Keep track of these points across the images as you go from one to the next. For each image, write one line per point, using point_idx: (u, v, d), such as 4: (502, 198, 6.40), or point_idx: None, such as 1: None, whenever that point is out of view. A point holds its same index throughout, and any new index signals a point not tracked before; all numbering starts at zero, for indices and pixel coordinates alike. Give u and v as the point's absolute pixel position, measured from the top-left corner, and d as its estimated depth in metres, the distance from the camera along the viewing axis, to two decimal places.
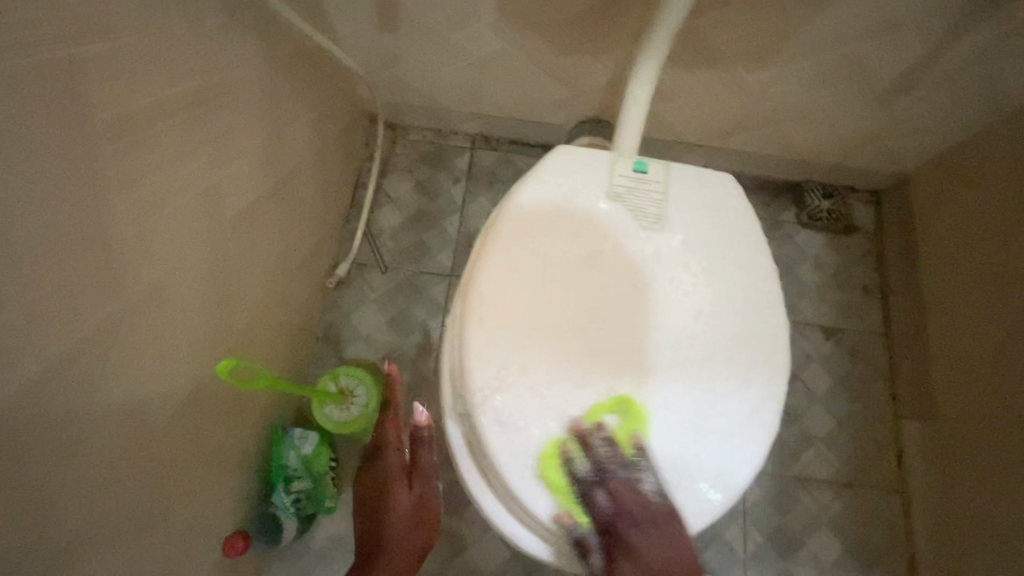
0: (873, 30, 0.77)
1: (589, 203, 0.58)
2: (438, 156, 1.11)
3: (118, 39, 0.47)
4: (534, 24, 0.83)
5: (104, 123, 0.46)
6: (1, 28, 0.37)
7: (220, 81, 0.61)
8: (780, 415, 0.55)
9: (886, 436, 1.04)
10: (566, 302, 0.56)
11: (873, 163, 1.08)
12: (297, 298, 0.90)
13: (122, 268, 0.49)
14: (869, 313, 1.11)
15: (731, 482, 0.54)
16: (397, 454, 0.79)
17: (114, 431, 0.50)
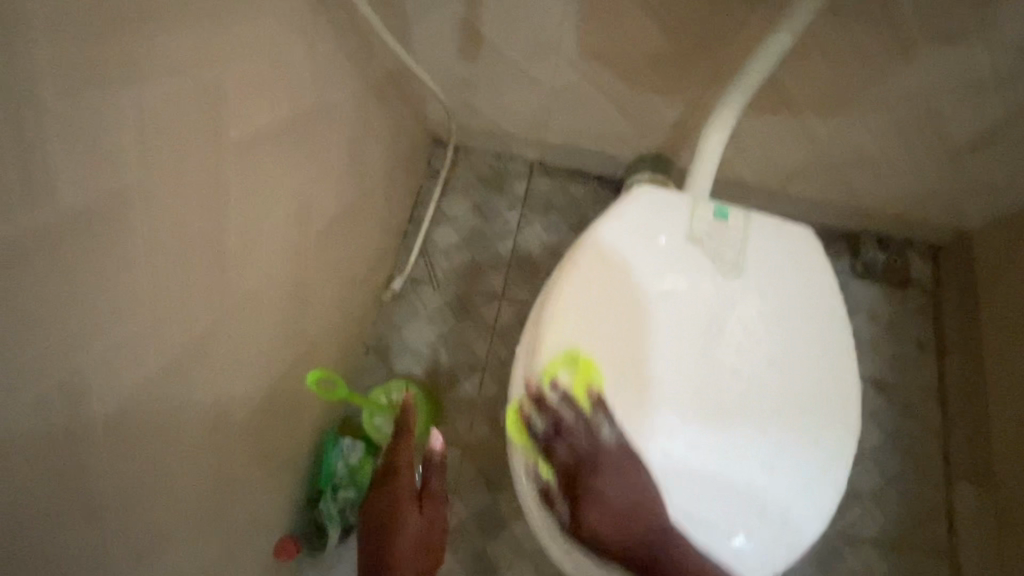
0: (953, 89, 0.78)
1: (668, 246, 0.60)
2: (497, 180, 1.15)
3: (255, 62, 0.51)
4: (611, 62, 0.86)
5: (233, 137, 0.50)
6: (166, 50, 0.41)
7: (324, 101, 0.66)
8: (847, 474, 0.56)
9: (938, 501, 1.00)
10: (640, 343, 0.57)
11: (937, 219, 1.06)
12: (357, 306, 0.94)
13: (225, 269, 0.53)
14: (923, 371, 1.08)
15: (796, 536, 0.55)
16: (408, 478, 0.74)
17: (198, 421, 0.53)
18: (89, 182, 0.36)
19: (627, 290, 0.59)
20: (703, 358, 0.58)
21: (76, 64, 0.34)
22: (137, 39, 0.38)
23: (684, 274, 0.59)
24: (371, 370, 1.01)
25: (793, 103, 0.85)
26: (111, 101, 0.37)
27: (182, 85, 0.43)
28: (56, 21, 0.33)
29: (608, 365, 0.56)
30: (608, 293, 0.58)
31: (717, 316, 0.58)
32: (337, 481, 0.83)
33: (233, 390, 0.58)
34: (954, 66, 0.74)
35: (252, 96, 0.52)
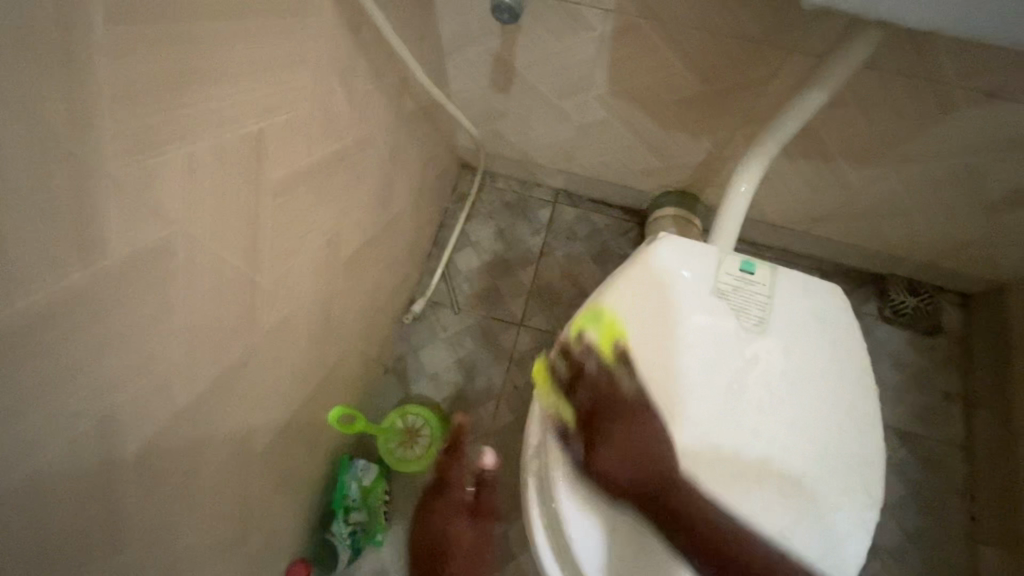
0: (996, 145, 0.75)
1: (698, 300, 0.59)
2: (521, 206, 1.16)
3: (300, 109, 0.53)
4: (642, 103, 0.86)
5: (274, 182, 0.52)
6: (224, 110, 0.43)
7: (360, 138, 0.67)
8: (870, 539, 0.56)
9: (959, 559, 0.97)
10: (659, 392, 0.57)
11: (973, 268, 1.03)
12: (379, 329, 0.95)
13: (257, 308, 0.54)
14: (949, 423, 1.05)
15: None
16: (461, 494, 0.83)
17: (223, 450, 0.54)
18: (142, 235, 0.38)
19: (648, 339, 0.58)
20: (718, 414, 0.57)
21: (141, 125, 0.36)
22: (198, 97, 0.40)
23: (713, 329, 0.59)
24: (388, 390, 1.03)
25: (825, 149, 0.84)
26: (172, 162, 0.39)
27: (231, 135, 0.44)
28: (128, 87, 0.34)
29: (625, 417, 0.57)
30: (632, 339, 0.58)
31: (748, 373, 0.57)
32: (348, 502, 0.84)
33: (256, 420, 0.60)
34: (997, 125, 0.72)
35: (294, 142, 0.53)
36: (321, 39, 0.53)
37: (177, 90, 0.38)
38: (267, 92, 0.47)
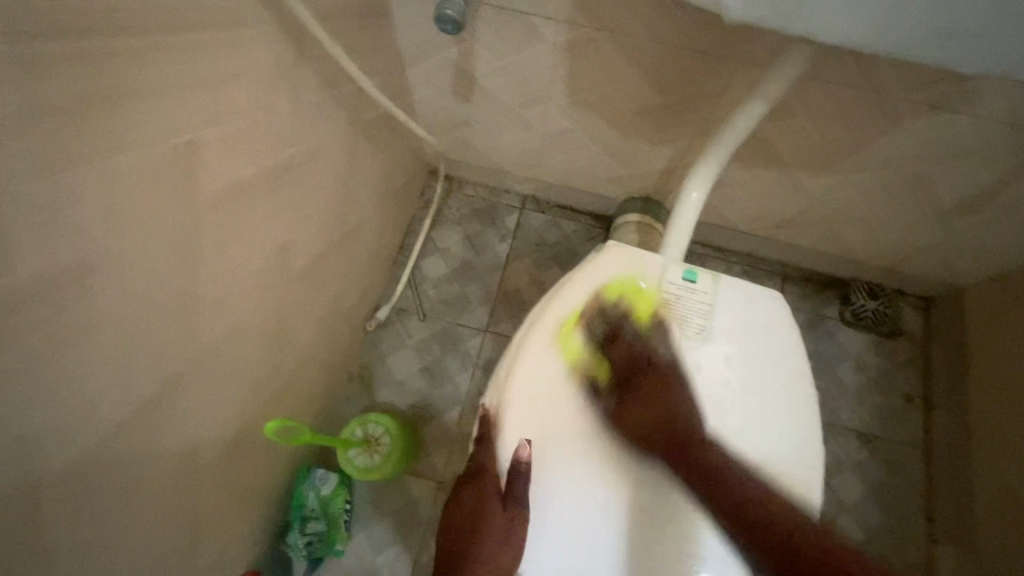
0: (942, 156, 0.77)
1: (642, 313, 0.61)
2: (490, 212, 1.16)
3: (236, 124, 0.52)
4: (600, 112, 0.87)
5: (210, 198, 0.51)
6: (142, 130, 0.42)
7: (310, 148, 0.67)
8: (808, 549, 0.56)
9: (916, 559, 0.98)
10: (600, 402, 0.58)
11: (932, 272, 1.05)
12: (341, 338, 0.95)
13: (198, 323, 0.54)
14: (909, 425, 1.07)
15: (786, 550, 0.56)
16: None
17: (167, 466, 0.54)
18: (58, 254, 0.37)
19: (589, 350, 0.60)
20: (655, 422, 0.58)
21: (45, 148, 0.35)
22: (111, 110, 0.40)
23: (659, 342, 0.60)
24: (354, 398, 1.02)
25: (781, 158, 0.85)
26: (88, 185, 0.39)
27: (156, 149, 0.44)
28: (30, 112, 0.34)
29: (566, 427, 0.58)
30: (579, 356, 0.60)
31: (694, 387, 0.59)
32: (308, 512, 0.84)
33: (202, 435, 0.59)
34: (941, 137, 0.73)
35: (230, 156, 0.53)
36: (257, 52, 0.53)
37: (87, 103, 0.38)
38: (195, 105, 0.47)
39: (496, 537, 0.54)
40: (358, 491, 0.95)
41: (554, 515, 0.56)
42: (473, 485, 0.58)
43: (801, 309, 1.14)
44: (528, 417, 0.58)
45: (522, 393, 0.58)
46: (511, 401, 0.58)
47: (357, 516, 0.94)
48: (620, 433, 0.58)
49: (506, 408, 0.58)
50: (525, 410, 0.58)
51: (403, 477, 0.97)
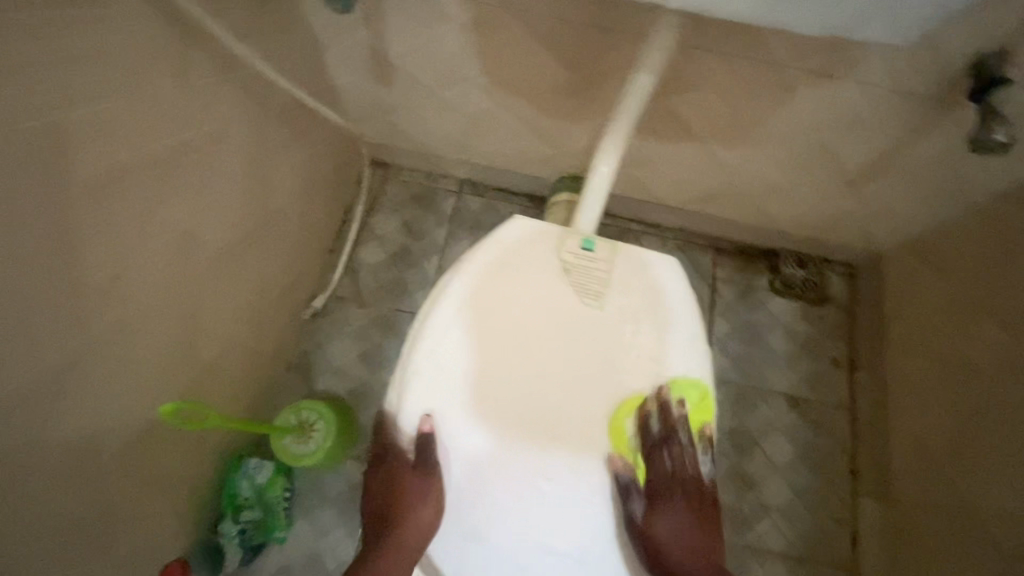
0: (840, 123, 0.79)
1: (672, 464, 0.58)
2: (426, 198, 1.16)
3: (110, 105, 0.52)
4: (517, 90, 0.88)
5: (88, 181, 0.51)
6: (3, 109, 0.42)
7: (207, 131, 0.66)
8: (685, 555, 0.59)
9: (844, 513, 1.03)
10: (504, 370, 0.61)
11: (852, 239, 1.09)
12: (273, 327, 0.94)
13: (87, 309, 0.53)
14: (836, 387, 1.11)
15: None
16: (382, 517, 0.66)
17: (64, 454, 0.54)
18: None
19: (493, 320, 0.61)
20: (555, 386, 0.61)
21: None
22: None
23: (682, 499, 0.57)
24: (293, 387, 1.02)
25: (693, 132, 0.88)
26: None
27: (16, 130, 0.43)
28: None
29: (468, 393, 0.60)
30: (487, 332, 0.61)
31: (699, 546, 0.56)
32: (242, 501, 0.85)
33: (103, 424, 0.58)
34: (835, 103, 0.76)
35: (105, 137, 0.52)
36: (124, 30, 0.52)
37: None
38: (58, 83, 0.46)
39: (410, 497, 0.56)
40: (297, 479, 0.96)
41: (458, 478, 0.58)
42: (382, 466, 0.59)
43: (732, 280, 1.17)
44: (430, 386, 0.60)
45: (423, 367, 0.60)
46: (413, 370, 0.60)
47: (297, 504, 0.95)
48: (520, 398, 0.60)
49: (408, 382, 0.60)
50: (427, 379, 0.60)
51: (343, 463, 0.97)
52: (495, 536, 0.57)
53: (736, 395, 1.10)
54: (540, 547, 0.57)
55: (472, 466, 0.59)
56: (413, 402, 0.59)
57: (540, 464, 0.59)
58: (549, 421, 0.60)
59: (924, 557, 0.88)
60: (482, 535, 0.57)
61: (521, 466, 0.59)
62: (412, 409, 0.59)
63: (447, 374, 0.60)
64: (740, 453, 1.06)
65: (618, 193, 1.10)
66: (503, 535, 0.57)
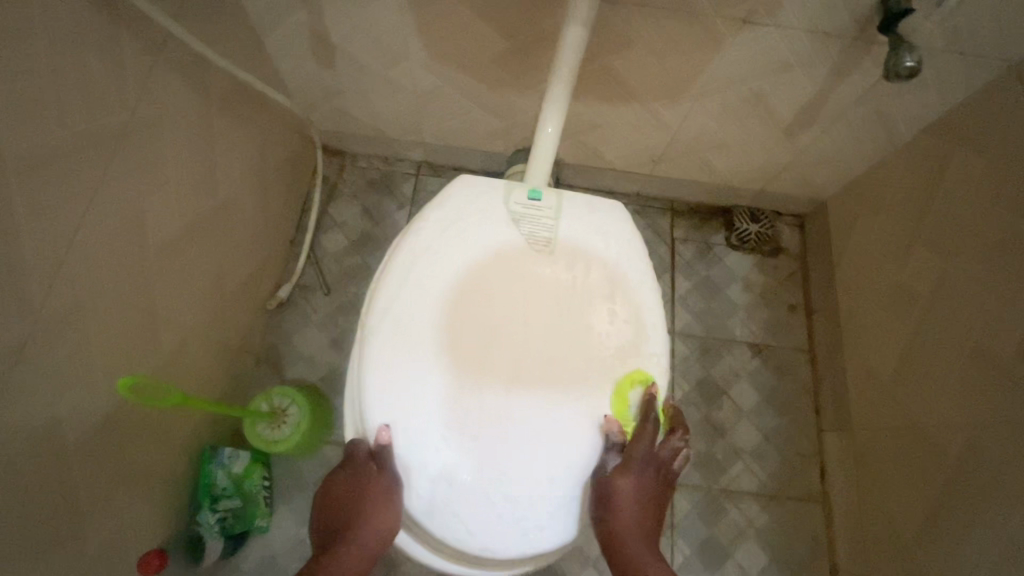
0: (769, 70, 0.83)
1: (656, 446, 0.65)
2: (384, 182, 1.17)
3: (38, 84, 0.52)
4: (459, 64, 0.89)
5: (21, 160, 0.50)
6: None
7: (146, 115, 0.66)
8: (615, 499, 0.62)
9: (810, 448, 1.08)
10: (462, 317, 0.63)
11: (796, 189, 1.14)
12: (235, 318, 0.94)
13: (34, 291, 0.53)
14: (795, 332, 1.16)
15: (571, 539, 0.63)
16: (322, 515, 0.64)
17: (23, 440, 0.53)
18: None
19: (447, 271, 0.65)
20: (511, 328, 0.63)
21: None
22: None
23: (651, 474, 0.64)
24: (264, 379, 1.02)
25: (632, 92, 0.90)
26: None
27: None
28: None
29: (428, 342, 0.63)
30: (443, 283, 0.64)
31: (647, 507, 0.63)
32: (217, 491, 0.85)
33: (62, 411, 0.58)
34: (761, 50, 0.80)
35: (39, 116, 0.52)
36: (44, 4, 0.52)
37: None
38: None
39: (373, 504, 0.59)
40: (275, 467, 0.96)
41: (421, 421, 0.61)
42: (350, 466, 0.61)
43: (688, 240, 1.21)
44: (390, 339, 0.63)
45: (380, 326, 0.63)
46: (373, 325, 0.63)
47: (277, 492, 0.94)
48: (478, 342, 0.63)
49: (369, 336, 0.63)
50: (387, 332, 0.63)
51: (320, 448, 0.98)
52: (460, 476, 0.60)
53: (700, 349, 1.14)
54: (501, 493, 0.60)
55: (434, 409, 0.61)
56: (372, 360, 0.62)
57: (500, 402, 0.61)
58: (505, 361, 0.62)
59: (882, 476, 0.93)
60: (451, 479, 0.60)
61: (481, 405, 0.61)
62: (371, 366, 0.62)
63: (406, 325, 0.63)
64: (708, 403, 1.10)
65: (571, 161, 1.13)
66: (463, 485, 0.60)
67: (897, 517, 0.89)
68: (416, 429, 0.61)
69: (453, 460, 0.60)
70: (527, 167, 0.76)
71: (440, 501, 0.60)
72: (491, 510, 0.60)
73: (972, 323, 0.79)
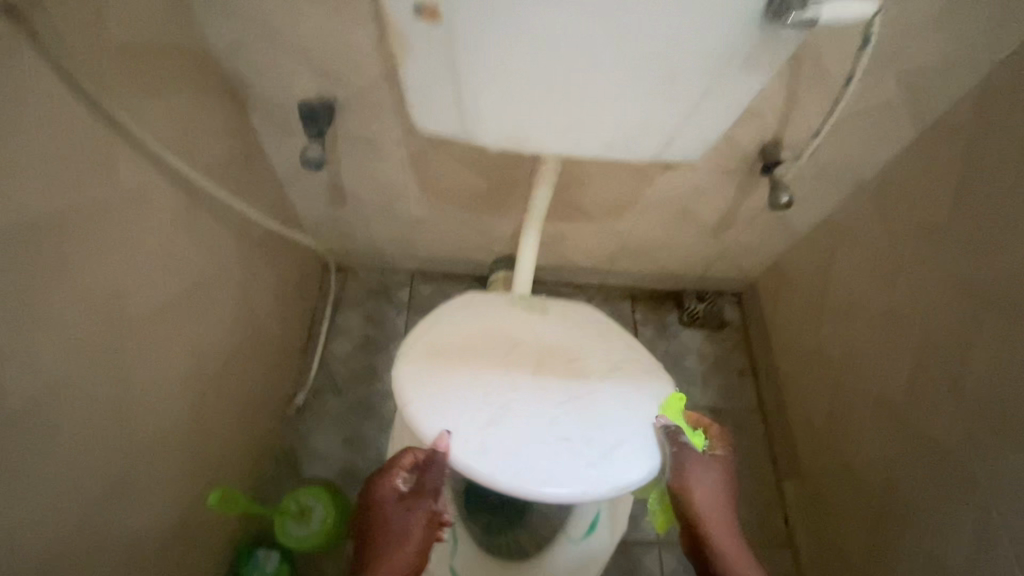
0: (689, 195, 1.08)
1: (717, 451, 0.79)
2: (384, 291, 1.35)
3: (153, 266, 0.68)
4: (448, 199, 1.11)
5: (137, 327, 0.66)
6: (97, 290, 0.59)
7: (214, 271, 0.83)
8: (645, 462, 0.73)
9: (772, 497, 1.23)
10: (486, 358, 0.80)
11: (730, 273, 1.38)
12: (260, 427, 1.06)
13: (131, 429, 0.66)
14: (746, 393, 1.35)
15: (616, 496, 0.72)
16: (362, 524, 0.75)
17: (107, 560, 0.64)
18: (8, 398, 0.49)
19: (465, 331, 0.82)
20: (527, 358, 0.80)
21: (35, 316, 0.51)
22: (50, 277, 0.53)
23: (719, 473, 0.77)
24: (283, 481, 1.12)
25: (589, 212, 1.13)
26: (61, 335, 0.54)
27: (81, 298, 0.57)
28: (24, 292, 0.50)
29: (462, 379, 0.77)
30: (465, 338, 0.82)
31: (724, 500, 0.76)
32: None
33: (137, 531, 0.69)
34: (681, 182, 1.05)
35: (151, 289, 0.68)
36: (161, 212, 0.69)
37: (31, 275, 0.50)
38: (113, 259, 0.61)
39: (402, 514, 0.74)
40: (299, 565, 1.03)
41: (469, 410, 0.74)
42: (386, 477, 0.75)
43: (648, 321, 1.42)
44: (430, 383, 0.76)
45: (419, 375, 0.77)
46: (413, 375, 0.77)
47: None
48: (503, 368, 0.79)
49: (409, 383, 0.76)
50: (426, 378, 0.77)
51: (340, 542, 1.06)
52: (508, 440, 0.73)
53: None
54: (556, 468, 0.71)
55: (478, 407, 0.75)
56: (418, 399, 0.75)
57: (532, 408, 0.76)
58: (527, 380, 0.78)
59: (831, 516, 1.09)
60: (519, 462, 0.71)
61: (516, 406, 0.75)
62: (418, 404, 0.74)
63: (440, 369, 0.78)
64: None
65: (543, 264, 1.34)
66: (513, 447, 0.72)
67: (847, 552, 1.04)
68: (470, 437, 0.72)
69: (512, 451, 0.72)
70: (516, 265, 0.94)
71: (496, 462, 0.71)
72: (553, 480, 0.70)
73: (872, 380, 1.00)
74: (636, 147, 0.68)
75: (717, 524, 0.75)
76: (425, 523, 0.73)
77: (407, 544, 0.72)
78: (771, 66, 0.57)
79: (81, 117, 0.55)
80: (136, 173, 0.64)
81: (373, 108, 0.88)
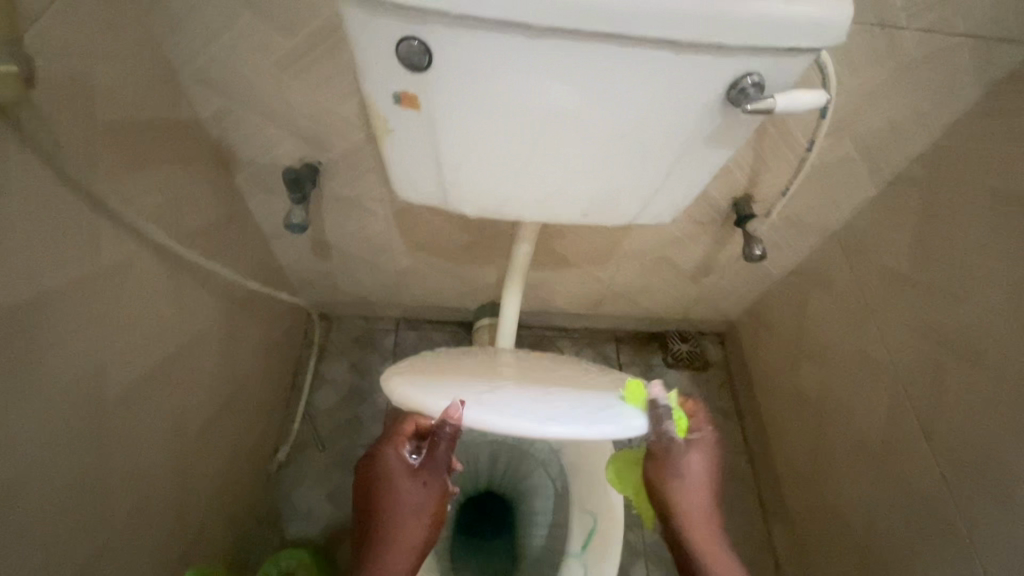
0: (668, 244, 1.11)
1: (701, 436, 0.76)
2: (369, 339, 1.34)
3: (135, 337, 0.68)
4: (432, 250, 1.12)
5: (114, 402, 0.65)
6: (75, 370, 0.59)
7: (197, 334, 0.83)
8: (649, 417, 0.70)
9: (761, 541, 1.23)
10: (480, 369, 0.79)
11: (711, 314, 1.40)
12: (240, 487, 1.03)
13: (105, 507, 0.65)
14: (732, 434, 1.35)
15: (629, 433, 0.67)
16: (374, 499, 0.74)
17: None
18: None
19: (459, 360, 0.83)
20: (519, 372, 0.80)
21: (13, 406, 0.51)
22: (27, 366, 0.52)
23: (702, 459, 0.75)
24: (264, 542, 1.09)
25: (572, 260, 1.15)
26: (38, 421, 0.54)
27: (59, 382, 0.56)
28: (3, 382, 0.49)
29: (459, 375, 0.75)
30: (456, 362, 0.82)
31: (703, 488, 0.74)
32: None
33: None
34: (659, 233, 1.07)
35: (131, 361, 0.68)
36: (143, 284, 0.69)
37: (7, 366, 0.50)
38: (94, 339, 0.61)
39: (414, 487, 0.73)
40: None
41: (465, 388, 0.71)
42: (394, 450, 0.75)
43: (633, 363, 1.42)
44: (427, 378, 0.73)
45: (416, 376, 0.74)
46: (411, 375, 0.74)
47: None
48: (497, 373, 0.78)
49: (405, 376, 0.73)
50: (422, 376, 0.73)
51: None
52: (498, 403, 0.67)
53: None
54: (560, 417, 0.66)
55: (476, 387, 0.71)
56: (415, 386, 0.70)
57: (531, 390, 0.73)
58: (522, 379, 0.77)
59: (819, 562, 1.09)
60: (518, 411, 0.66)
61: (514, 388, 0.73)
62: (415, 389, 0.70)
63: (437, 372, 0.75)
64: None
65: (528, 309, 1.35)
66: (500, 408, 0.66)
67: None
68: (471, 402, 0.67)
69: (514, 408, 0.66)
70: (499, 316, 0.97)
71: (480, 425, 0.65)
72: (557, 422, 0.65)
73: (850, 425, 1.02)
74: (608, 214, 0.70)
75: (695, 514, 0.73)
76: (438, 497, 0.74)
77: (421, 517, 0.73)
78: (731, 144, 0.60)
79: (67, 201, 0.56)
80: (118, 249, 0.64)
81: (357, 169, 0.90)
